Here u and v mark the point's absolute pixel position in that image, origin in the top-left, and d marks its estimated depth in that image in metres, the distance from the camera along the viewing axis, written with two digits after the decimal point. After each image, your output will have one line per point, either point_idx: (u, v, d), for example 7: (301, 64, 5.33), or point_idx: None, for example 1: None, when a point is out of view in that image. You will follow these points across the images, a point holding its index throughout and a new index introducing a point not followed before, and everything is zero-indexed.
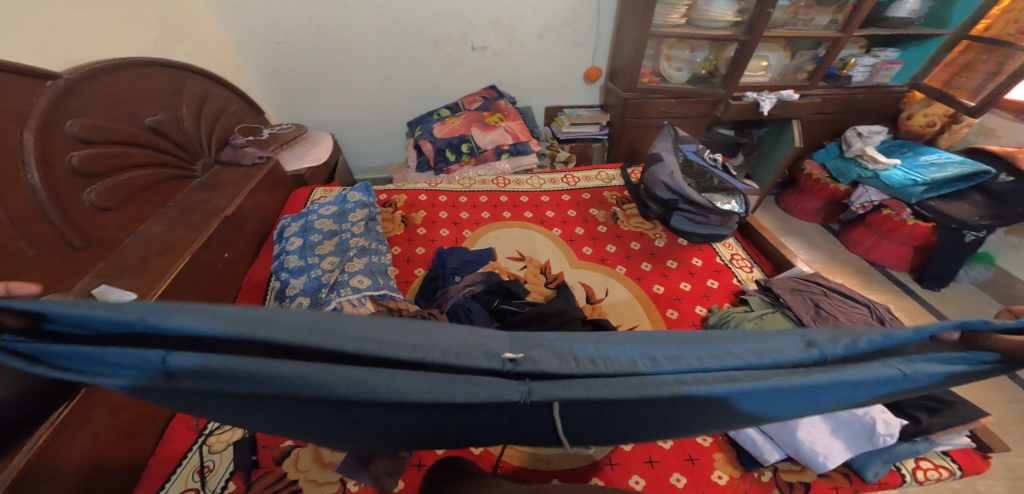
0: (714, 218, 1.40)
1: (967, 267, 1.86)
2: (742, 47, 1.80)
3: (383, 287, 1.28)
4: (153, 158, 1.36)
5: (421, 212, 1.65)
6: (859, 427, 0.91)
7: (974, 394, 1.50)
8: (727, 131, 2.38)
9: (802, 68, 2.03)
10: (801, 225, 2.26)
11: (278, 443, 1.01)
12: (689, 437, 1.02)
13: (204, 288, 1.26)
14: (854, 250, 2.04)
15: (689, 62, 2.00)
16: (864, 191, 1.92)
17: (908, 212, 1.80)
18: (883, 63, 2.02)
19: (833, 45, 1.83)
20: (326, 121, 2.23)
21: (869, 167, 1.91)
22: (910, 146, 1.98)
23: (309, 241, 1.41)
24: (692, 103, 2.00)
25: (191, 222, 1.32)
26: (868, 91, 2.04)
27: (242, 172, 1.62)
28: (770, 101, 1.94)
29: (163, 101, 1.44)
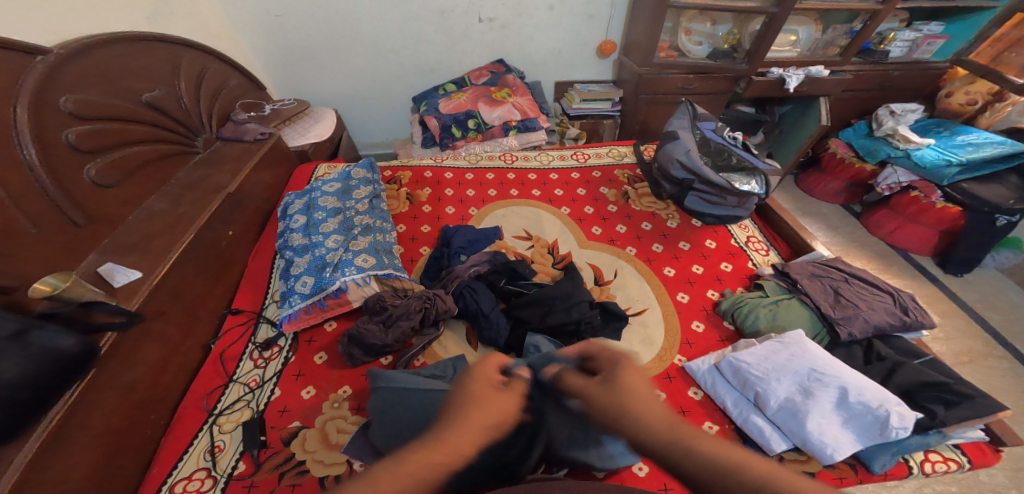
0: (730, 199, 1.36)
1: (994, 251, 1.83)
2: (770, 20, 1.72)
3: (388, 267, 1.28)
4: (152, 135, 1.33)
5: (427, 189, 1.62)
6: (872, 419, 0.90)
7: (989, 384, 1.47)
8: (746, 108, 2.29)
9: (835, 42, 1.93)
10: (821, 206, 2.20)
11: (285, 424, 1.04)
12: (695, 425, 0.99)
13: (210, 267, 1.25)
14: (876, 233, 1.99)
15: (710, 36, 1.92)
16: (892, 172, 1.86)
17: (938, 195, 1.74)
18: (925, 37, 1.92)
19: (872, 19, 1.75)
20: (328, 96, 2.17)
21: (900, 146, 1.84)
22: (947, 125, 1.89)
23: (313, 219, 1.40)
24: (710, 79, 1.93)
25: (195, 199, 1.30)
26: (903, 67, 1.97)
27: (244, 148, 1.58)
28: (797, 78, 1.87)
29: (160, 77, 1.40)
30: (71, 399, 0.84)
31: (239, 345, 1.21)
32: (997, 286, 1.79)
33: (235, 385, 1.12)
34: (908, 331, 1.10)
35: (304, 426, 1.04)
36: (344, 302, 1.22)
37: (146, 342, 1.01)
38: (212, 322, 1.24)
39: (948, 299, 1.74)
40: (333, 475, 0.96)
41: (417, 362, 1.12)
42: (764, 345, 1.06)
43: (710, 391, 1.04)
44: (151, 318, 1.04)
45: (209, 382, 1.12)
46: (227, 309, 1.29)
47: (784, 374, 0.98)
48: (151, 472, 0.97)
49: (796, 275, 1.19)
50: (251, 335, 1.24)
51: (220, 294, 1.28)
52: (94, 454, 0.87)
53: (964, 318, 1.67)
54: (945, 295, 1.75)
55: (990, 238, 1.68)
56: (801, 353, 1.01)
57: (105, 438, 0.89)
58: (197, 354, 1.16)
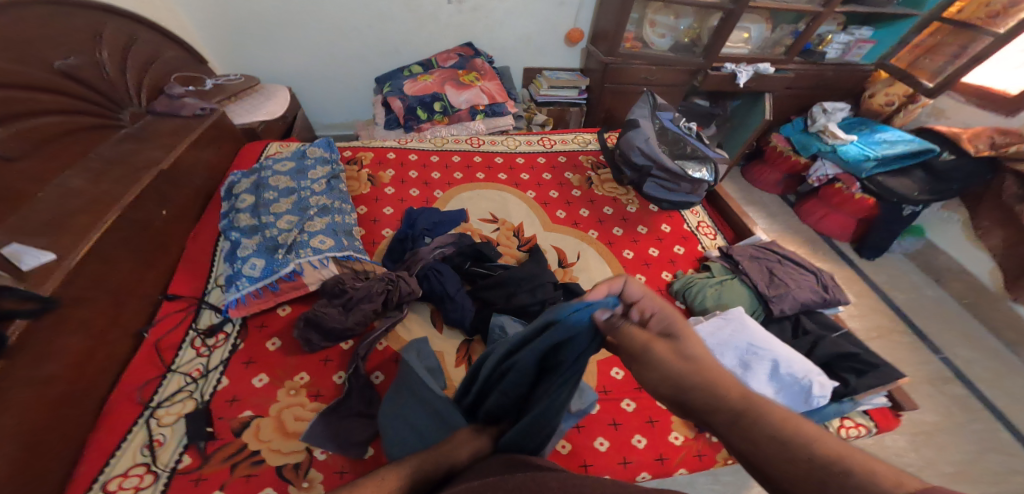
0: (684, 185, 1.46)
1: (901, 238, 2.09)
2: (727, 16, 1.84)
3: (347, 248, 1.23)
4: (67, 106, 1.20)
5: (389, 171, 1.58)
6: (798, 388, 1.01)
7: (896, 358, 1.68)
8: (703, 101, 2.40)
9: (781, 42, 2.12)
10: (762, 195, 2.40)
11: (235, 413, 0.99)
12: (651, 400, 1.07)
13: (140, 251, 1.14)
14: (807, 221, 2.21)
15: (672, 29, 2.02)
16: (822, 164, 2.07)
17: (857, 186, 1.96)
18: (856, 41, 2.15)
19: (814, 20, 1.92)
20: (282, 73, 2.05)
21: (829, 142, 2.04)
22: (868, 125, 2.11)
23: (263, 199, 1.32)
24: (671, 71, 2.04)
25: (123, 176, 1.18)
26: (838, 67, 2.18)
27: (183, 124, 1.46)
28: (747, 73, 2.02)
29: (79, 45, 1.27)
30: None
31: (178, 333, 1.12)
32: (904, 270, 2.05)
33: (175, 374, 1.04)
34: (828, 307, 1.23)
35: (256, 414, 0.99)
36: (300, 285, 1.17)
37: (66, 331, 0.91)
38: (146, 308, 1.14)
39: (864, 283, 1.96)
40: (291, 464, 0.92)
41: (380, 346, 1.12)
42: (710, 321, 1.14)
43: None
44: (71, 304, 0.93)
45: (144, 373, 1.03)
46: (162, 295, 1.19)
47: (728, 349, 1.07)
48: (79, 470, 0.88)
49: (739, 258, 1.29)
50: (192, 322, 1.15)
51: (154, 279, 1.18)
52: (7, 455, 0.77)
53: (876, 298, 1.89)
54: (862, 279, 1.97)
55: (900, 225, 1.92)
56: (741, 328, 1.10)
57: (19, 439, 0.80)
58: (127, 344, 1.06)
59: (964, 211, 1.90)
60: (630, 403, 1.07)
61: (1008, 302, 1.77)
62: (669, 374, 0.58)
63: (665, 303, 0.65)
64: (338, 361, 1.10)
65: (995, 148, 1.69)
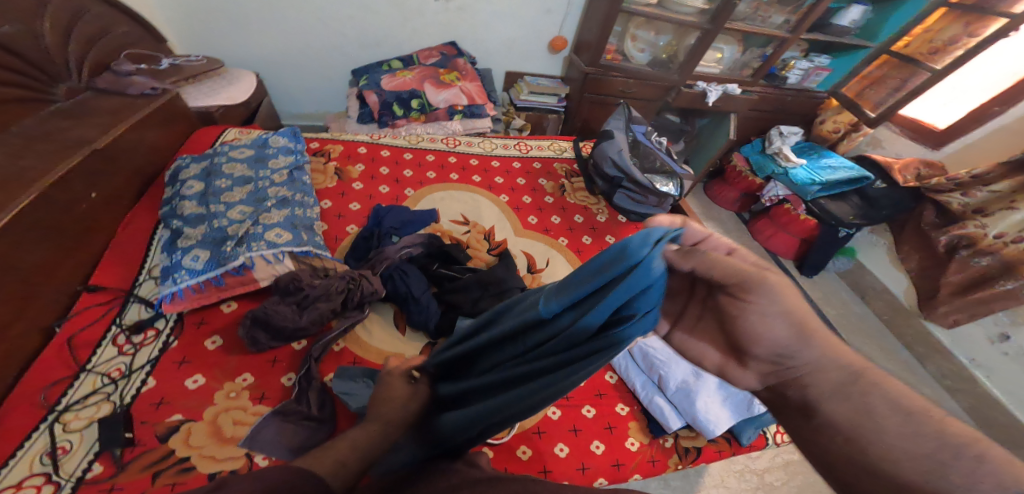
0: (652, 199, 1.55)
1: (835, 258, 2.29)
2: (704, 35, 1.94)
3: (306, 244, 1.17)
4: None
5: (359, 166, 1.53)
6: (740, 396, 1.09)
7: None
8: (674, 116, 2.53)
9: (749, 64, 2.25)
10: (721, 212, 2.58)
11: (161, 417, 0.89)
12: (609, 407, 1.08)
13: (60, 238, 1.02)
14: (758, 239, 2.39)
15: (652, 45, 2.14)
16: (774, 186, 2.25)
17: (803, 207, 2.14)
18: (814, 68, 2.29)
19: (782, 45, 2.04)
20: (249, 57, 1.95)
21: (782, 164, 2.22)
22: (816, 148, 2.31)
23: (213, 187, 1.23)
24: (649, 86, 2.16)
25: (49, 154, 1.07)
26: (796, 94, 2.35)
27: (126, 103, 1.34)
28: (716, 92, 2.18)
29: (13, 12, 1.16)
30: None
31: (96, 329, 1.00)
32: (835, 288, 2.26)
33: (90, 375, 0.92)
34: None
35: (188, 418, 0.90)
36: (249, 280, 1.10)
37: None
38: (60, 302, 1.01)
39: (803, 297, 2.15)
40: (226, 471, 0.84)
41: (336, 347, 1.07)
42: None
43: (622, 376, 1.15)
44: None
45: (51, 372, 0.91)
46: (82, 286, 1.07)
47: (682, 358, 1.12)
48: None
49: None
50: (116, 317, 1.04)
51: (74, 269, 1.06)
52: None
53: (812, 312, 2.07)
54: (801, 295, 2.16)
55: (835, 246, 2.10)
56: None
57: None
58: (34, 341, 0.94)
59: (888, 235, 2.11)
60: (590, 409, 1.08)
61: (919, 318, 1.98)
62: (784, 307, 0.56)
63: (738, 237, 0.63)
64: (288, 363, 1.03)
65: (919, 180, 1.95)
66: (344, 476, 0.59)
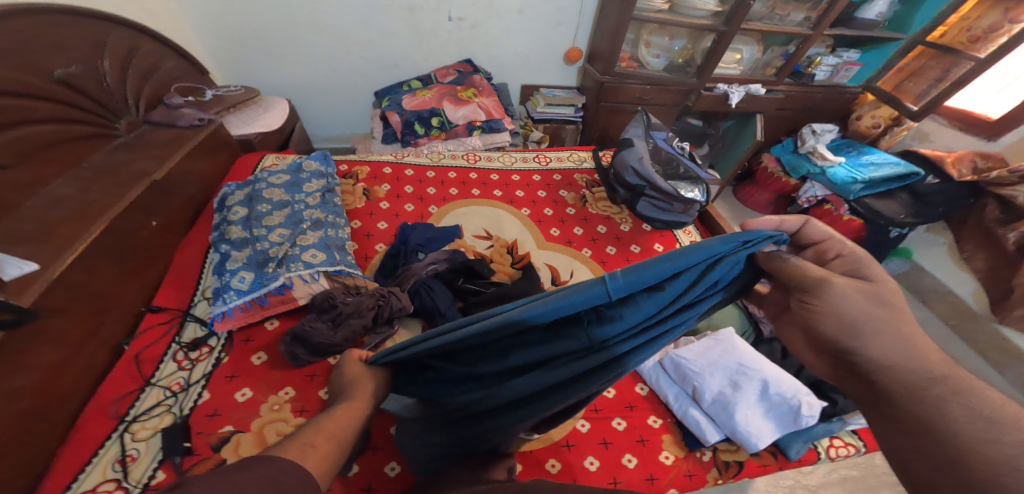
0: (677, 206, 1.48)
1: (889, 259, 2.12)
2: (720, 37, 1.87)
3: (339, 263, 1.22)
4: (62, 115, 1.19)
5: (385, 186, 1.58)
6: (786, 408, 1.01)
7: None
8: (695, 120, 2.45)
9: (771, 63, 2.15)
10: (752, 215, 2.45)
11: (214, 429, 0.95)
12: (641, 419, 1.06)
13: (124, 261, 1.12)
14: None
15: (667, 50, 2.06)
16: (811, 186, 2.13)
17: (845, 208, 2.01)
18: (843, 63, 2.15)
19: (804, 42, 1.95)
20: (281, 86, 2.07)
21: (818, 163, 2.11)
22: (854, 146, 2.19)
23: (255, 211, 1.31)
24: (665, 92, 2.07)
25: (113, 186, 1.17)
26: (827, 90, 2.23)
27: (177, 134, 1.45)
28: (739, 94, 2.08)
29: (78, 53, 1.27)
30: None
31: (159, 346, 1.09)
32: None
33: (153, 388, 1.01)
34: None
35: (237, 429, 0.96)
36: (289, 299, 1.16)
37: (39, 343, 0.88)
38: (126, 321, 1.11)
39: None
40: None
41: None
42: (699, 342, 1.17)
43: (654, 387, 1.12)
44: (48, 315, 0.91)
45: (119, 387, 1.00)
46: (145, 307, 1.16)
47: (717, 369, 1.08)
48: (44, 486, 0.84)
49: None
50: (175, 335, 1.12)
51: (138, 290, 1.15)
52: None
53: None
54: None
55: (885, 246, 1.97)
56: (730, 349, 1.12)
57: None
58: (106, 356, 1.03)
59: (949, 233, 1.96)
60: (620, 421, 1.06)
61: (994, 324, 1.78)
62: (840, 313, 0.59)
63: (855, 246, 0.64)
64: (325, 376, 1.08)
65: (976, 173, 1.78)
66: (315, 457, 0.59)
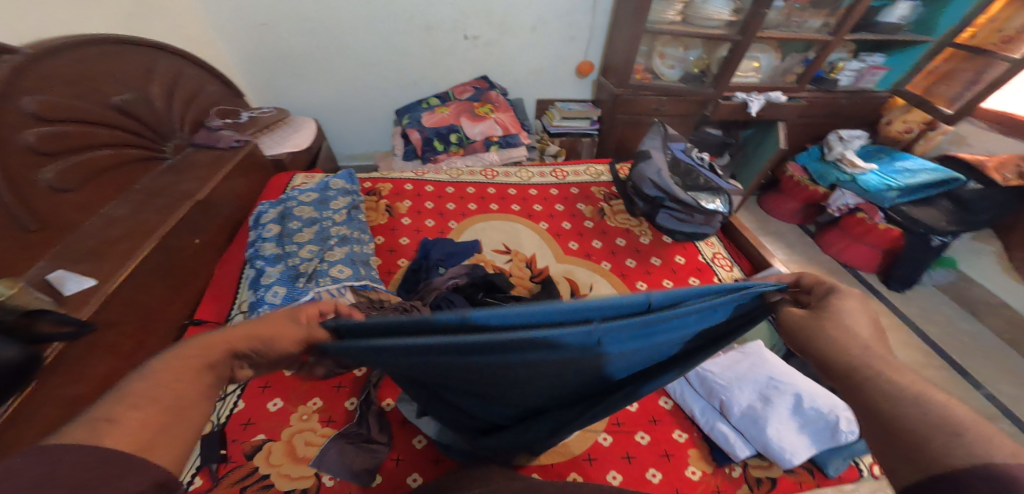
0: (698, 217, 1.46)
1: (932, 270, 2.01)
2: (735, 47, 1.84)
3: (364, 278, 1.25)
4: (118, 140, 1.30)
5: (407, 202, 1.62)
6: (823, 424, 0.96)
7: None
8: (715, 130, 2.35)
9: (791, 70, 2.10)
10: (780, 226, 2.34)
11: (248, 437, 1.00)
12: (665, 433, 1.03)
13: (171, 277, 1.20)
14: (828, 252, 2.13)
15: (682, 60, 2.02)
16: (840, 194, 2.01)
17: (880, 216, 1.91)
18: (868, 68, 2.09)
19: (824, 48, 1.90)
20: (310, 107, 2.17)
21: (847, 171, 2.00)
22: (886, 151, 2.08)
23: (287, 229, 1.38)
24: (681, 102, 2.03)
25: (160, 206, 1.26)
26: (851, 95, 2.12)
27: (217, 156, 1.55)
28: (758, 102, 1.99)
29: (132, 81, 1.37)
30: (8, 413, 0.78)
31: None
32: (934, 302, 1.95)
33: None
34: None
35: (269, 438, 1.00)
36: None
37: (95, 354, 0.96)
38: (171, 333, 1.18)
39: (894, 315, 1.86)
40: (299, 489, 0.92)
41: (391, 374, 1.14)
42: (726, 355, 1.14)
43: (679, 401, 1.09)
44: (104, 327, 0.98)
45: None
46: (188, 320, 1.24)
47: (745, 383, 1.05)
48: None
49: None
50: None
51: (182, 304, 1.23)
52: None
53: (906, 330, 1.79)
54: (891, 309, 1.88)
55: (928, 257, 1.83)
56: (759, 363, 1.09)
57: None
58: None
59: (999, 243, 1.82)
60: (644, 435, 1.03)
61: None
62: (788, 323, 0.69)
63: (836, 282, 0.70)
64: (351, 387, 1.12)
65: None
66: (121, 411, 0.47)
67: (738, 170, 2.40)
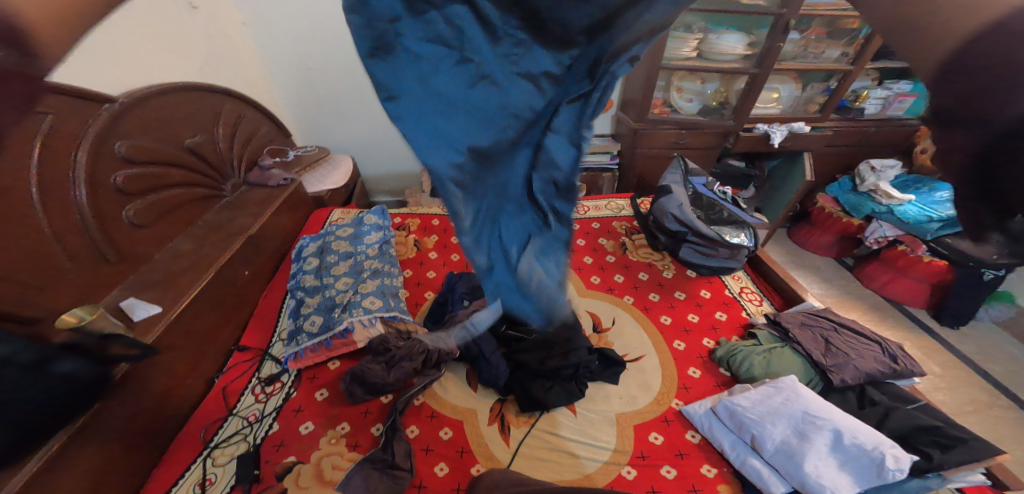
0: (723, 251, 1.42)
1: (986, 306, 1.83)
2: (752, 80, 1.80)
3: (394, 309, 1.32)
4: (190, 179, 1.46)
5: (433, 236, 1.70)
6: (868, 461, 0.89)
7: (993, 433, 1.43)
8: (738, 162, 2.30)
9: (813, 100, 2.01)
10: (813, 259, 2.21)
11: (280, 458, 1.04)
12: (693, 467, 0.99)
13: (223, 304, 1.30)
14: (869, 285, 2.00)
15: (699, 94, 2.01)
16: (878, 225, 1.90)
17: (923, 249, 1.78)
18: (895, 95, 1.99)
19: (845, 78, 1.83)
20: (348, 146, 2.33)
21: (883, 201, 1.88)
22: (925, 181, 1.91)
23: (326, 261, 1.47)
24: (702, 134, 1.99)
25: (218, 239, 1.39)
26: (880, 123, 2.01)
27: (268, 193, 1.69)
28: (781, 133, 1.93)
29: (202, 123, 1.52)
30: (76, 427, 0.87)
31: (242, 380, 1.23)
32: (997, 339, 1.77)
33: (234, 418, 1.13)
34: (900, 378, 1.13)
35: (299, 460, 1.04)
36: (350, 342, 1.26)
37: (154, 375, 1.05)
38: (219, 357, 1.27)
39: (948, 352, 1.71)
40: None
41: (415, 402, 1.16)
42: (758, 389, 1.08)
43: (707, 435, 1.03)
44: (164, 350, 1.08)
45: (207, 416, 1.14)
46: (234, 346, 1.33)
47: (779, 416, 0.99)
48: None
49: (787, 324, 1.24)
50: (255, 370, 1.26)
51: (229, 330, 1.33)
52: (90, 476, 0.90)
53: (966, 370, 1.64)
54: (946, 347, 1.73)
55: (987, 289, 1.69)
56: (794, 397, 1.02)
57: (95, 476, 0.91)
58: (199, 389, 1.19)
59: None
60: (670, 469, 0.99)
61: None
62: None
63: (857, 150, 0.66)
64: (377, 414, 1.15)
65: None
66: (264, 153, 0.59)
67: (765, 202, 2.32)
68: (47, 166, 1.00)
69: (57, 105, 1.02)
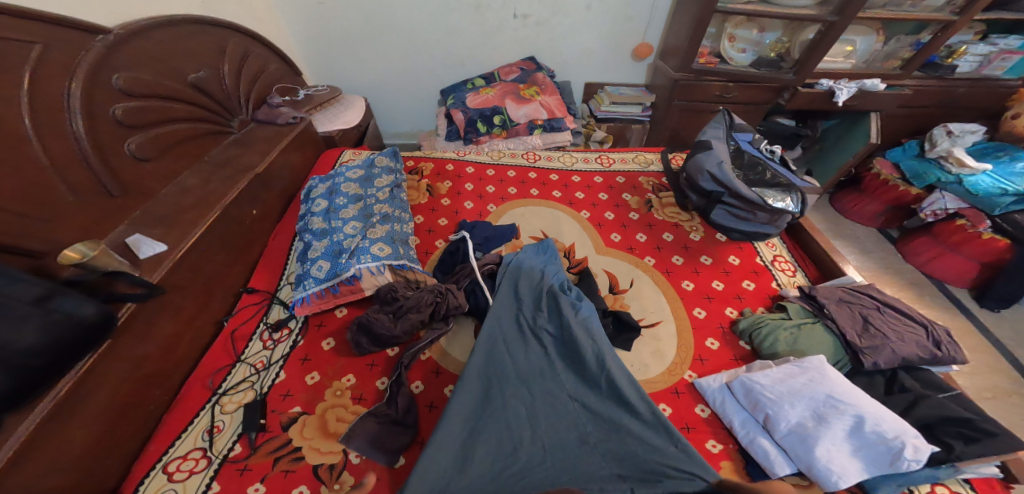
0: (761, 215, 1.32)
1: None
2: (827, 29, 1.64)
3: (403, 257, 1.28)
4: (195, 115, 1.39)
5: (447, 183, 1.63)
6: (884, 449, 0.86)
7: (1009, 420, 1.41)
8: (788, 120, 2.25)
9: (896, 54, 1.84)
10: (856, 228, 2.14)
11: (286, 408, 1.05)
12: (698, 442, 0.98)
13: (230, 246, 1.27)
14: (912, 261, 1.93)
15: (755, 43, 1.86)
16: (940, 196, 1.80)
17: (986, 225, 1.67)
18: (999, 52, 1.81)
19: (944, 30, 1.66)
20: (361, 85, 2.22)
21: (952, 170, 1.76)
22: (1006, 148, 1.79)
23: (334, 204, 1.42)
24: (751, 89, 1.87)
25: (224, 178, 1.33)
26: (971, 83, 1.88)
27: (276, 131, 1.62)
28: (848, 91, 1.81)
29: (207, 59, 1.45)
30: (85, 366, 0.86)
31: (250, 325, 1.22)
32: None
33: (242, 365, 1.13)
34: (938, 364, 1.07)
35: (304, 411, 1.05)
36: (357, 290, 1.23)
37: (161, 316, 1.04)
38: (228, 299, 1.26)
39: (980, 335, 1.67)
40: (327, 464, 0.96)
41: (421, 356, 1.15)
42: (781, 368, 1.04)
43: (717, 410, 1.02)
44: (169, 291, 1.06)
45: (215, 363, 1.14)
46: (243, 288, 1.32)
47: (799, 398, 0.96)
48: (149, 448, 0.98)
49: (822, 298, 1.18)
50: (263, 315, 1.26)
51: (238, 273, 1.31)
52: (104, 415, 0.90)
53: (996, 355, 1.60)
54: (980, 331, 1.68)
55: None
56: (819, 379, 0.98)
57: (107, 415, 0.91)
58: (210, 331, 1.19)
59: None
60: None
61: None
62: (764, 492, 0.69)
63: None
64: (383, 367, 1.14)
65: None
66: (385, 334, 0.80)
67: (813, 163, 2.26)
68: (38, 94, 0.94)
69: (41, 33, 0.96)
